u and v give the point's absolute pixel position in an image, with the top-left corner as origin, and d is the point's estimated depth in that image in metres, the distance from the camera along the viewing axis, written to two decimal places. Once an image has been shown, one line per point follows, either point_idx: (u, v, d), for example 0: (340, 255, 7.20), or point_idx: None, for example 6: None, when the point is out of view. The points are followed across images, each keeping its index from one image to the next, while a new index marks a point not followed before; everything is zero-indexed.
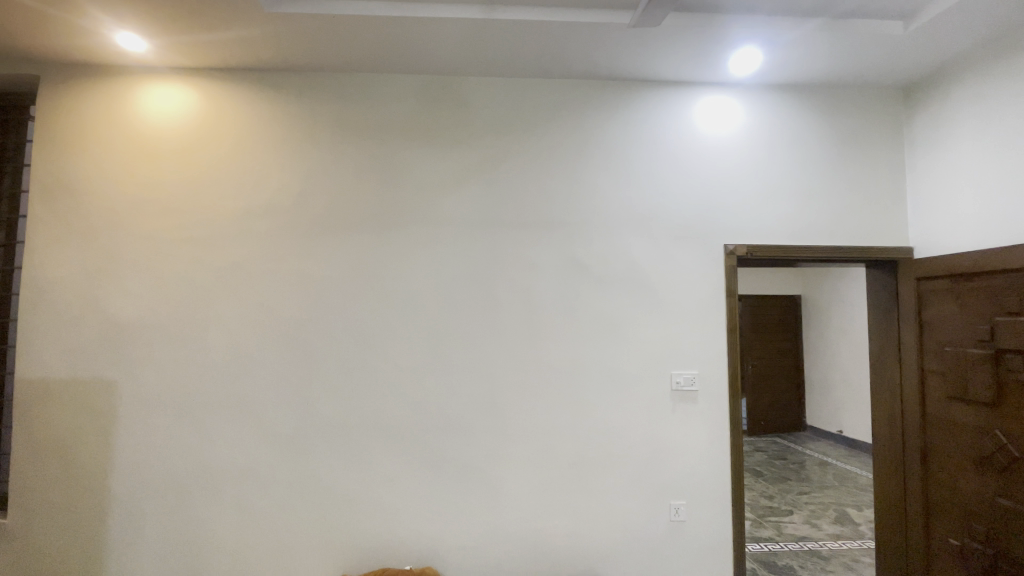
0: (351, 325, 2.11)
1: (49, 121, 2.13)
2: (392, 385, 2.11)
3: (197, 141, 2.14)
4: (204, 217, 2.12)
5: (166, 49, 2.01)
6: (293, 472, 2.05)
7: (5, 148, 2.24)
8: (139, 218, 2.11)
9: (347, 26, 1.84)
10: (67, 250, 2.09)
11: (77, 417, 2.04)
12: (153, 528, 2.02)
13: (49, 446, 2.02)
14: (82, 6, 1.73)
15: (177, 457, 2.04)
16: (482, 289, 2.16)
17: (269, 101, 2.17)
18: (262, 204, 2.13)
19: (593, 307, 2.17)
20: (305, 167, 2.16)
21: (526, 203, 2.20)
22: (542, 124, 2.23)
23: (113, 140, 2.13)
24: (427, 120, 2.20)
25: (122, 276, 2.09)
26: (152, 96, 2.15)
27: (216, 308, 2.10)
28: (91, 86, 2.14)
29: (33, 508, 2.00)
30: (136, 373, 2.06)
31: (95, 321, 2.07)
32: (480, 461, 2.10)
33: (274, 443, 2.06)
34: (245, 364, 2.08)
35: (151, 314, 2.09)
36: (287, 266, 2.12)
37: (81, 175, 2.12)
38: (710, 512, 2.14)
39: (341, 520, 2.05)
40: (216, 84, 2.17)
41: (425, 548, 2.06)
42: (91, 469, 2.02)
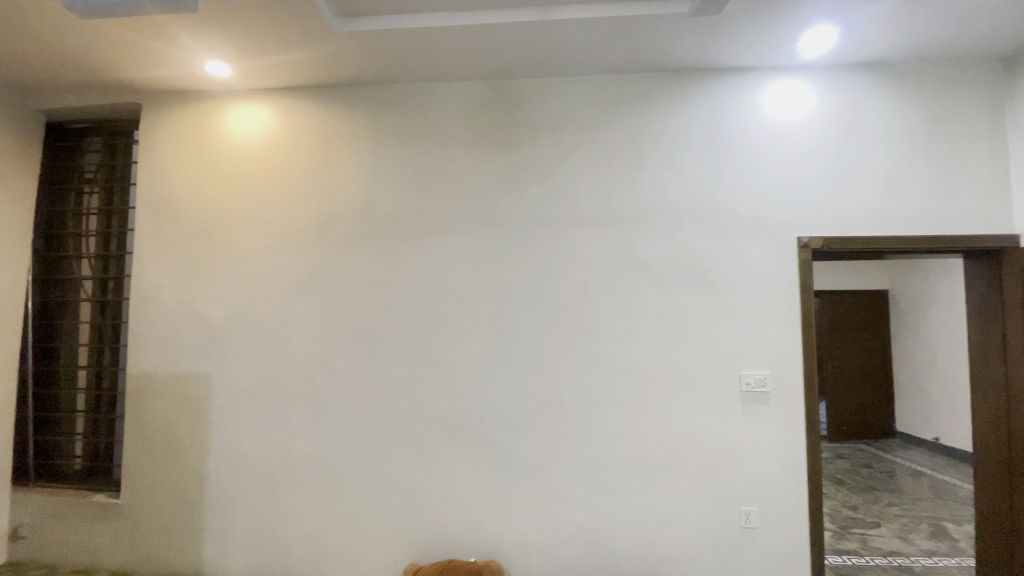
0: (416, 325, 2.20)
1: (152, 142, 2.37)
2: (455, 384, 2.17)
3: (275, 155, 2.31)
4: (281, 226, 2.28)
5: (248, 72, 2.18)
6: (364, 465, 2.17)
7: (115, 170, 2.52)
8: (226, 228, 2.31)
9: (407, 39, 1.91)
10: (168, 259, 2.33)
11: (179, 409, 2.26)
12: (241, 512, 2.20)
13: (156, 434, 2.26)
14: (177, 39, 1.92)
15: (262, 446, 2.22)
16: (540, 289, 2.17)
17: (337, 115, 2.30)
18: (333, 211, 2.27)
19: (656, 307, 2.12)
20: (370, 175, 2.26)
21: (585, 200, 2.18)
22: (599, 121, 2.20)
23: (203, 158, 2.34)
24: (485, 124, 2.24)
25: (213, 281, 2.30)
26: (237, 115, 2.34)
27: (294, 310, 2.25)
28: (186, 110, 2.37)
29: (142, 491, 2.24)
30: (227, 370, 2.26)
31: (192, 322, 2.29)
32: (542, 460, 2.12)
33: (347, 437, 2.19)
34: (321, 362, 2.22)
35: (238, 316, 2.27)
36: (354, 269, 2.24)
37: (178, 190, 2.35)
38: (783, 520, 2.03)
39: (410, 513, 2.14)
40: (292, 102, 2.32)
41: (489, 543, 2.10)
42: (190, 455, 2.24)
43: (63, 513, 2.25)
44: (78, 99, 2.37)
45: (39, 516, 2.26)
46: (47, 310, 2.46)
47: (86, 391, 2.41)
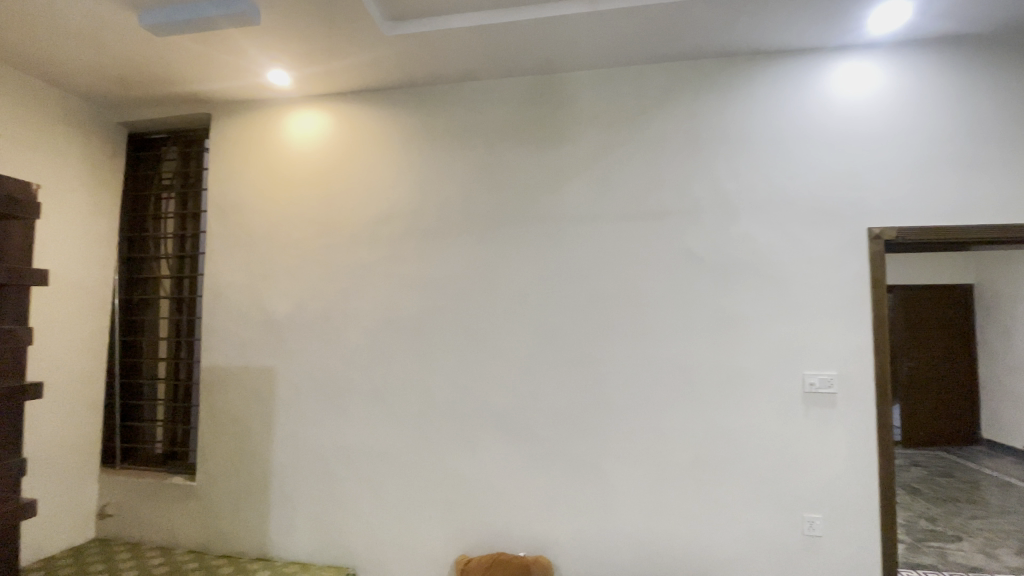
0: (465, 321, 2.23)
1: (220, 149, 2.54)
2: (503, 379, 2.19)
3: (331, 158, 2.40)
4: (337, 226, 2.38)
5: (305, 80, 2.28)
6: (416, 457, 2.23)
7: (189, 176, 2.72)
8: (287, 229, 2.43)
9: (455, 38, 1.94)
10: (236, 258, 2.48)
11: (246, 399, 2.42)
12: (303, 497, 2.33)
13: (227, 422, 2.43)
14: (242, 51, 2.03)
15: (321, 435, 2.33)
16: (589, 285, 2.14)
17: (389, 117, 2.36)
18: (385, 211, 2.33)
19: (709, 304, 2.05)
20: (420, 174, 2.31)
21: (634, 193, 2.13)
22: (649, 112, 2.14)
23: (265, 163, 2.48)
24: (532, 120, 2.23)
25: (276, 279, 2.43)
26: (296, 121, 2.46)
27: (349, 306, 2.34)
28: (250, 118, 2.51)
29: (216, 474, 2.41)
30: (289, 363, 2.39)
31: (257, 318, 2.44)
32: (591, 459, 2.10)
33: (400, 429, 2.26)
34: (375, 357, 2.31)
35: (298, 311, 2.40)
36: (405, 266, 2.30)
37: (244, 194, 2.49)
38: (851, 529, 1.91)
39: (460, 505, 2.18)
40: (347, 106, 2.41)
41: (537, 538, 2.11)
42: (257, 443, 2.39)
43: (146, 493, 2.46)
44: (157, 111, 2.57)
45: (125, 495, 2.48)
46: (131, 307, 2.68)
47: (165, 381, 2.62)
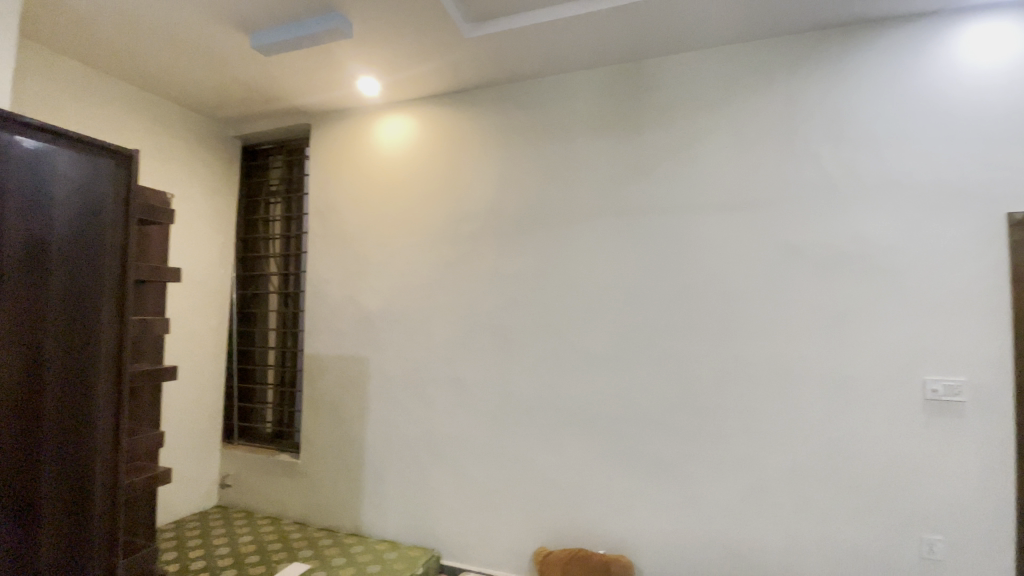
0: (543, 316, 2.25)
1: (320, 156, 2.76)
2: (581, 375, 2.18)
3: (416, 159, 2.52)
4: (422, 224, 2.49)
5: (392, 86, 2.41)
6: (495, 447, 2.30)
7: (292, 182, 2.98)
8: (377, 229, 2.59)
9: (533, 35, 1.95)
10: (334, 256, 2.69)
11: (342, 386, 2.63)
12: (393, 479, 2.48)
13: (326, 407, 2.65)
14: (337, 64, 2.19)
15: (408, 422, 2.47)
16: (671, 280, 2.06)
17: (469, 117, 2.43)
18: (466, 209, 2.41)
19: (809, 300, 1.88)
20: (499, 172, 2.36)
21: (721, 183, 2.01)
22: (738, 95, 2.01)
23: (358, 167, 2.66)
24: (612, 111, 2.19)
25: (368, 275, 2.60)
26: (384, 127, 2.61)
27: (434, 301, 2.45)
28: (345, 126, 2.70)
29: (318, 453, 2.65)
30: (379, 354, 2.56)
31: (352, 311, 2.63)
32: (673, 460, 2.03)
33: (480, 420, 2.33)
34: (457, 350, 2.40)
35: (387, 305, 2.55)
36: (485, 262, 2.36)
37: (340, 196, 2.70)
38: (982, 557, 1.67)
39: (539, 498, 2.21)
40: (430, 109, 2.51)
41: (617, 536, 2.09)
42: (353, 426, 2.59)
43: (259, 467, 2.76)
44: (266, 125, 2.85)
45: (242, 468, 2.80)
46: (246, 300, 3.01)
47: (274, 368, 2.91)
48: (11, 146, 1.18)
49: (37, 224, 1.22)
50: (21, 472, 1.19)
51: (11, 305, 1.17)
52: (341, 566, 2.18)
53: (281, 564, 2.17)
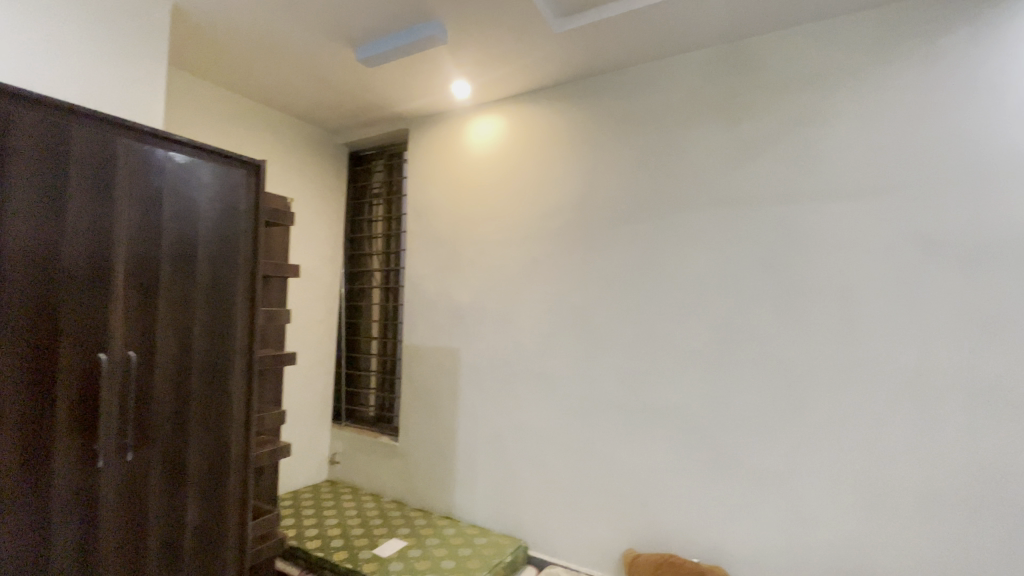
0: (633, 313, 2.19)
1: (416, 159, 2.91)
2: (673, 375, 2.09)
3: (505, 157, 2.58)
4: (510, 221, 2.54)
5: (482, 87, 2.48)
6: (582, 444, 2.28)
7: (392, 184, 3.19)
8: (468, 226, 2.69)
9: (624, 24, 1.90)
10: (428, 253, 2.84)
11: (436, 377, 2.77)
12: (482, 468, 2.57)
13: (421, 395, 2.81)
14: (432, 70, 2.30)
15: (497, 414, 2.54)
16: (774, 275, 1.91)
17: (557, 113, 2.43)
18: (555, 203, 2.41)
19: (945, 298, 1.64)
20: (588, 167, 2.33)
21: (835, 168, 1.82)
22: (856, 70, 1.81)
23: (450, 168, 2.77)
24: (708, 97, 2.07)
25: (460, 271, 2.71)
26: (475, 127, 2.69)
27: (521, 296, 2.49)
28: (438, 129, 2.83)
29: (414, 439, 2.81)
30: (469, 347, 2.66)
31: (445, 306, 2.76)
32: (776, 470, 1.87)
33: (567, 416, 2.33)
34: (544, 345, 2.42)
35: (477, 300, 2.64)
36: (573, 257, 2.35)
37: (434, 197, 2.83)
38: None
39: (627, 498, 2.16)
40: (519, 107, 2.55)
41: (711, 545, 1.98)
42: (445, 415, 2.71)
43: (363, 447, 3.00)
44: (370, 132, 3.07)
45: (348, 447, 3.06)
46: (352, 294, 3.28)
47: (376, 357, 3.14)
48: (167, 162, 1.39)
49: (187, 227, 1.44)
50: (174, 438, 1.42)
51: (168, 296, 1.39)
52: (434, 546, 2.30)
53: (381, 539, 2.35)
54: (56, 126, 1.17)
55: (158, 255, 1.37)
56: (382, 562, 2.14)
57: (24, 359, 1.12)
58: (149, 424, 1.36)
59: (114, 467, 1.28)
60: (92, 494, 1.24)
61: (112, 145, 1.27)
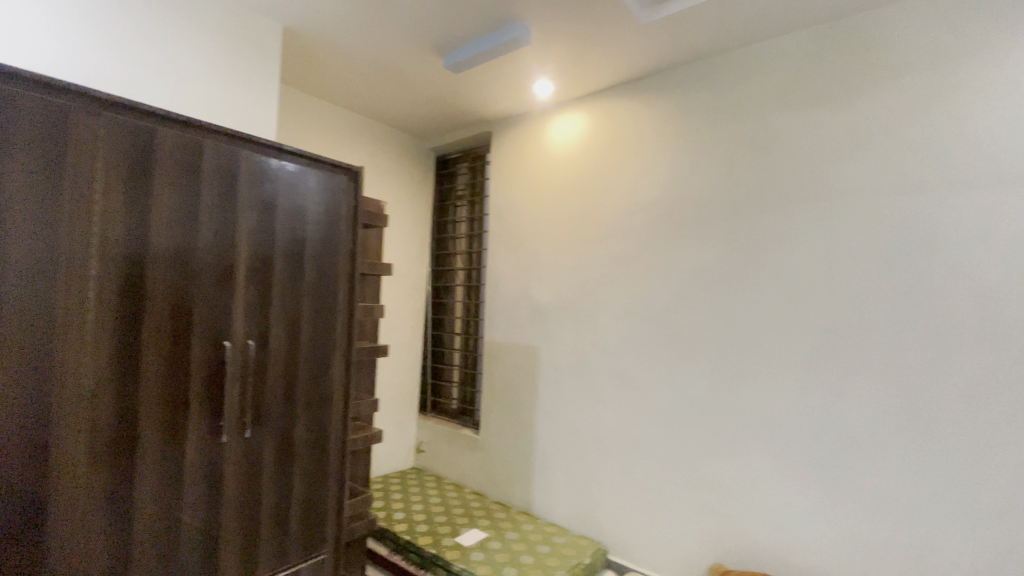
0: (721, 314, 2.07)
1: (498, 160, 2.98)
2: (766, 381, 1.94)
3: (587, 155, 2.55)
4: (592, 219, 2.51)
5: (563, 85, 2.48)
6: (664, 449, 2.20)
7: (475, 185, 3.28)
8: (549, 225, 2.70)
9: (713, 10, 1.80)
10: (509, 252, 2.89)
11: (516, 373, 2.81)
12: (561, 466, 2.57)
13: (502, 391, 2.86)
14: (514, 71, 2.34)
15: (576, 413, 2.53)
16: (888, 274, 1.70)
17: (641, 107, 2.36)
18: (638, 200, 2.34)
19: None
20: (673, 161, 2.24)
21: (968, 151, 1.58)
22: (996, 36, 1.55)
23: (532, 167, 2.80)
24: (810, 80, 1.89)
25: (540, 270, 2.73)
26: (557, 126, 2.69)
27: (602, 295, 2.46)
28: (521, 129, 2.87)
29: (494, 434, 2.87)
30: (549, 345, 2.67)
31: (525, 304, 2.79)
32: (889, 494, 1.66)
33: (649, 419, 2.26)
34: (626, 345, 2.36)
35: (557, 299, 2.64)
36: (657, 256, 2.27)
37: (515, 196, 2.88)
38: None
39: (713, 508, 2.05)
40: (602, 103, 2.51)
41: (809, 569, 1.81)
42: (525, 412, 2.75)
43: (446, 438, 3.12)
44: (455, 135, 3.19)
45: (433, 438, 3.20)
46: (438, 292, 3.42)
47: (459, 352, 3.25)
48: (280, 170, 1.54)
49: (296, 229, 1.59)
50: (284, 419, 1.57)
51: (281, 291, 1.55)
52: (513, 540, 2.34)
53: (463, 528, 2.44)
54: (194, 141, 1.34)
55: (273, 254, 1.52)
56: (464, 550, 2.22)
57: (166, 344, 1.29)
58: (264, 406, 1.52)
59: (236, 443, 1.45)
60: (216, 465, 1.40)
61: (237, 156, 1.43)
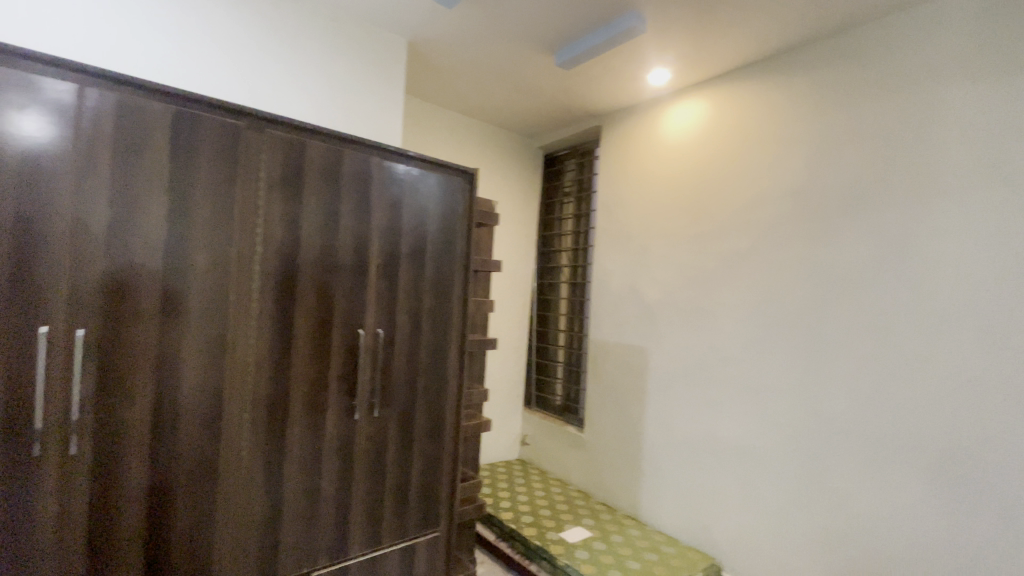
0: (861, 317, 1.81)
1: (610, 154, 2.93)
2: (915, 399, 1.65)
3: (705, 145, 2.40)
4: (710, 213, 2.36)
5: (679, 73, 2.37)
6: (788, 464, 2.00)
7: (583, 181, 3.26)
8: (662, 221, 2.60)
9: None
10: (619, 249, 2.83)
11: (623, 373, 2.75)
12: (671, 472, 2.46)
13: (608, 390, 2.82)
14: (626, 63, 2.30)
15: (689, 417, 2.40)
16: None
17: (767, 90, 2.16)
18: (763, 192, 2.15)
19: None
20: (804, 147, 2.02)
21: None
22: None
23: (646, 160, 2.71)
24: (984, 40, 1.56)
25: (651, 266, 2.64)
26: (674, 116, 2.58)
27: (720, 293, 2.30)
28: (634, 122, 2.80)
29: (600, 433, 2.84)
30: (659, 345, 2.57)
31: (634, 301, 2.72)
32: None
33: (771, 430, 2.07)
34: (745, 348, 2.19)
35: (670, 297, 2.53)
36: (783, 252, 2.07)
37: (627, 191, 2.81)
38: None
39: (845, 537, 1.81)
40: (723, 89, 2.35)
41: None
42: (632, 413, 2.67)
43: (551, 434, 3.15)
44: (564, 132, 3.20)
45: (538, 432, 3.25)
46: (544, 288, 3.46)
47: (564, 349, 3.26)
48: (404, 174, 1.67)
49: (418, 227, 1.70)
50: (405, 403, 1.70)
51: (405, 286, 1.68)
52: (619, 543, 2.30)
53: (567, 524, 2.44)
54: (335, 151, 1.50)
55: (398, 251, 1.65)
56: (568, 547, 2.22)
57: (310, 331, 1.47)
58: (389, 391, 1.66)
59: (365, 421, 1.60)
60: (348, 441, 1.56)
61: (369, 162, 1.58)
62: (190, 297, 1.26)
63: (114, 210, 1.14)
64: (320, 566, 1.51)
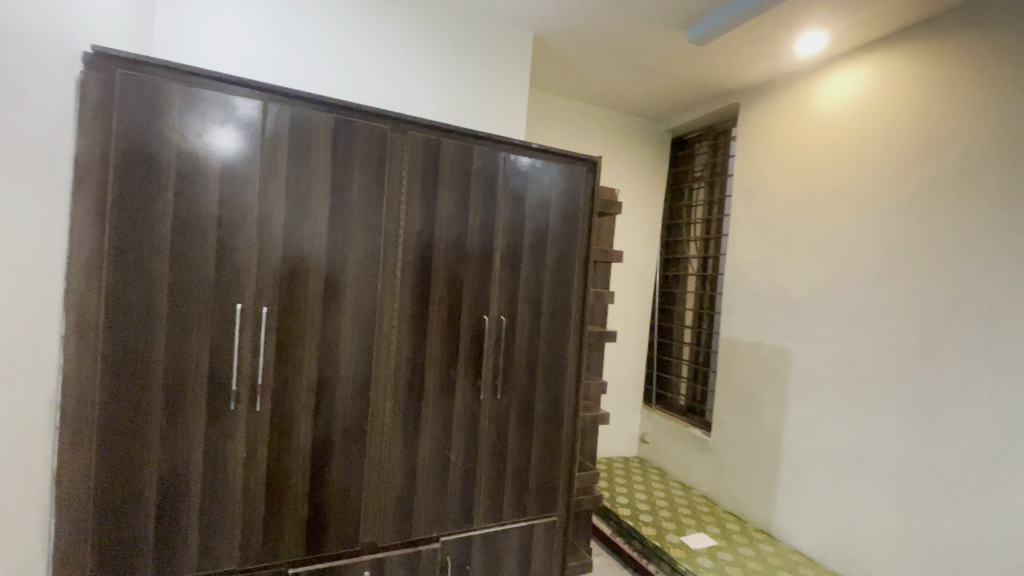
0: None
1: (751, 135, 2.69)
2: None
3: (868, 118, 2.08)
4: (871, 196, 2.04)
5: (834, 38, 2.10)
6: (963, 495, 1.66)
7: (716, 166, 3.05)
8: (812, 206, 2.32)
9: None
10: (760, 238, 2.60)
11: (758, 374, 2.53)
12: (812, 487, 2.21)
13: (741, 392, 2.62)
14: (769, 34, 2.10)
15: (835, 427, 2.13)
16: None
17: (948, 47, 1.80)
18: (941, 169, 1.80)
19: None
20: (999, 112, 1.64)
21: None
22: None
23: (794, 139, 2.44)
24: None
25: (796, 257, 2.39)
26: (829, 87, 2.27)
27: (879, 289, 1.99)
28: (780, 98, 2.53)
29: (729, 436, 2.65)
30: (803, 344, 2.31)
31: (774, 296, 2.49)
32: None
33: (941, 453, 1.74)
34: (909, 354, 1.86)
35: (818, 291, 2.25)
36: (964, 241, 1.71)
37: (770, 175, 2.56)
38: None
39: None
40: (892, 50, 2.00)
41: None
42: (768, 418, 2.45)
43: (673, 434, 3.01)
44: (695, 114, 3.02)
45: (658, 430, 3.13)
46: (668, 281, 3.32)
47: (689, 345, 3.09)
48: (527, 166, 1.71)
49: (540, 217, 1.74)
50: (526, 389, 1.75)
51: (528, 275, 1.73)
52: (747, 557, 2.13)
53: (688, 530, 2.33)
54: (466, 146, 1.58)
55: (522, 241, 1.71)
56: (690, 552, 2.12)
57: (443, 314, 1.58)
58: (512, 375, 1.72)
59: (489, 403, 1.68)
60: (473, 421, 1.66)
61: (496, 156, 1.64)
62: (348, 281, 1.43)
63: (288, 206, 1.34)
64: (445, 534, 1.63)
